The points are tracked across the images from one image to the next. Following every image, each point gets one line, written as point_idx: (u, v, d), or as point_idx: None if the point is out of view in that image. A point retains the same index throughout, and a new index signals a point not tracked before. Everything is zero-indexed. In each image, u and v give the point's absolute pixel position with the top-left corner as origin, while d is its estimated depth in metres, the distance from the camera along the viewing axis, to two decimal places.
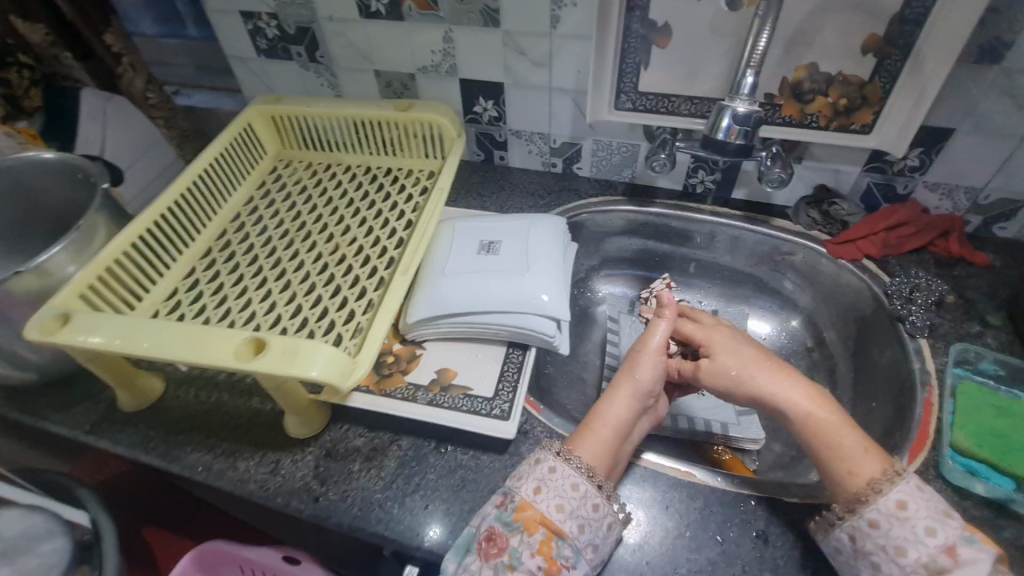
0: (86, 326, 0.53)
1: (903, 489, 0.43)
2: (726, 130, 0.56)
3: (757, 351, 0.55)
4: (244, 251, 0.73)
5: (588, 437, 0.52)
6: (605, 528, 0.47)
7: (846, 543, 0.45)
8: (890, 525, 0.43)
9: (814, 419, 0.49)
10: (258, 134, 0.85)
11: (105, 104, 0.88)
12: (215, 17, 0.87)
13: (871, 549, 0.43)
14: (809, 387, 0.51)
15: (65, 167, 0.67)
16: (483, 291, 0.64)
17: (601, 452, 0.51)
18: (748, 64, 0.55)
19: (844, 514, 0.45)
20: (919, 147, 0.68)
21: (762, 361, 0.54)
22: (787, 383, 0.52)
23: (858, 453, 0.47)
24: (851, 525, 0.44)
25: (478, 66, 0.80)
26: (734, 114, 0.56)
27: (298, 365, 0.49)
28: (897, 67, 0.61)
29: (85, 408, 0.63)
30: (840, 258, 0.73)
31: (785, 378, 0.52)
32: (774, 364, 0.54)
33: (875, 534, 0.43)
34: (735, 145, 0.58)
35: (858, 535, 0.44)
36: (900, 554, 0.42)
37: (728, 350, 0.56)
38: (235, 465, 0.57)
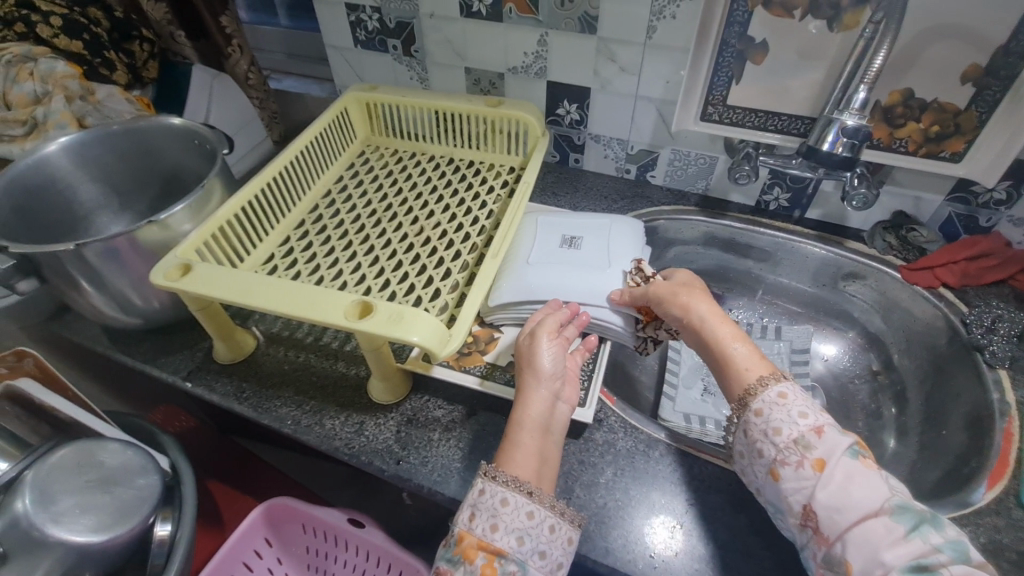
0: (205, 277, 0.57)
1: (786, 387, 0.50)
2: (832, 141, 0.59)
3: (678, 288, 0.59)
4: (334, 225, 0.78)
5: (511, 443, 0.50)
6: (548, 531, 0.47)
7: (744, 439, 0.50)
8: (771, 410, 0.49)
9: (722, 341, 0.54)
10: (352, 118, 0.89)
11: (213, 80, 0.93)
12: (321, 8, 0.93)
13: (757, 437, 0.49)
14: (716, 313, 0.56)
15: (184, 134, 0.71)
16: (565, 281, 0.67)
17: (526, 458, 0.49)
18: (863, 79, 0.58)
19: (739, 414, 0.51)
20: (1009, 180, 0.68)
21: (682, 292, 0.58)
22: (705, 307, 0.56)
23: (750, 360, 0.52)
24: (744, 420, 0.50)
25: (568, 70, 0.83)
26: (843, 127, 0.59)
27: (402, 330, 0.51)
28: (996, 98, 0.62)
29: (183, 356, 0.68)
30: (915, 284, 0.73)
31: (698, 303, 0.57)
32: (692, 293, 0.58)
33: (762, 421, 0.49)
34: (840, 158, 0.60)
35: (753, 429, 0.49)
36: (777, 433, 0.48)
37: (662, 287, 0.60)
38: (322, 423, 0.60)
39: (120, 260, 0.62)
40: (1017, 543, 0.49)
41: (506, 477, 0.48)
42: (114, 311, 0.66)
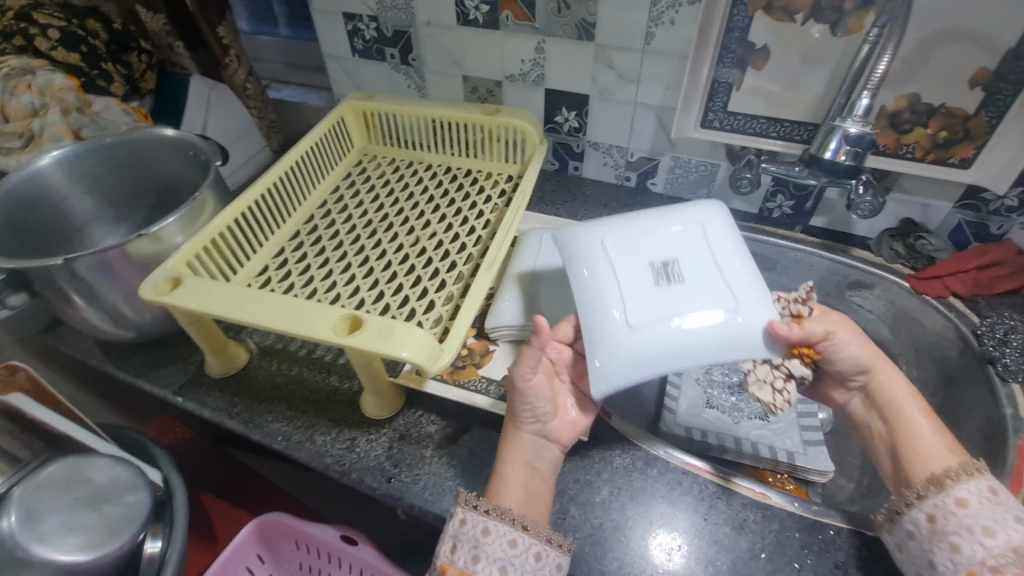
0: (195, 291, 0.56)
1: (988, 477, 0.46)
2: (833, 150, 0.61)
3: (879, 353, 0.54)
4: (329, 236, 0.77)
5: (498, 477, 0.50)
6: (533, 559, 0.46)
7: (923, 522, 0.46)
8: (979, 504, 0.44)
9: (914, 420, 0.51)
10: (348, 128, 0.89)
11: (210, 91, 0.93)
12: (318, 17, 0.93)
13: (953, 530, 0.44)
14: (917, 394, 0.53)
15: (178, 145, 0.71)
16: (690, 339, 0.50)
17: (512, 490, 0.49)
18: (865, 85, 0.57)
19: (926, 493, 0.46)
20: (1020, 186, 0.66)
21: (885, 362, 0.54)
22: (899, 381, 0.54)
23: (935, 442, 0.49)
24: (931, 503, 0.46)
25: (567, 77, 0.82)
26: (846, 134, 0.60)
27: (393, 345, 0.50)
28: (1007, 102, 0.60)
29: (175, 370, 0.67)
30: (924, 294, 0.71)
31: (905, 382, 0.54)
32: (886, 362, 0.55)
33: (964, 513, 0.44)
34: (843, 164, 0.62)
35: (939, 514, 0.45)
36: (987, 534, 0.43)
37: (847, 338, 0.53)
38: (313, 439, 0.59)
39: (110, 273, 0.61)
40: None
41: (488, 506, 0.47)
42: (106, 324, 0.66)
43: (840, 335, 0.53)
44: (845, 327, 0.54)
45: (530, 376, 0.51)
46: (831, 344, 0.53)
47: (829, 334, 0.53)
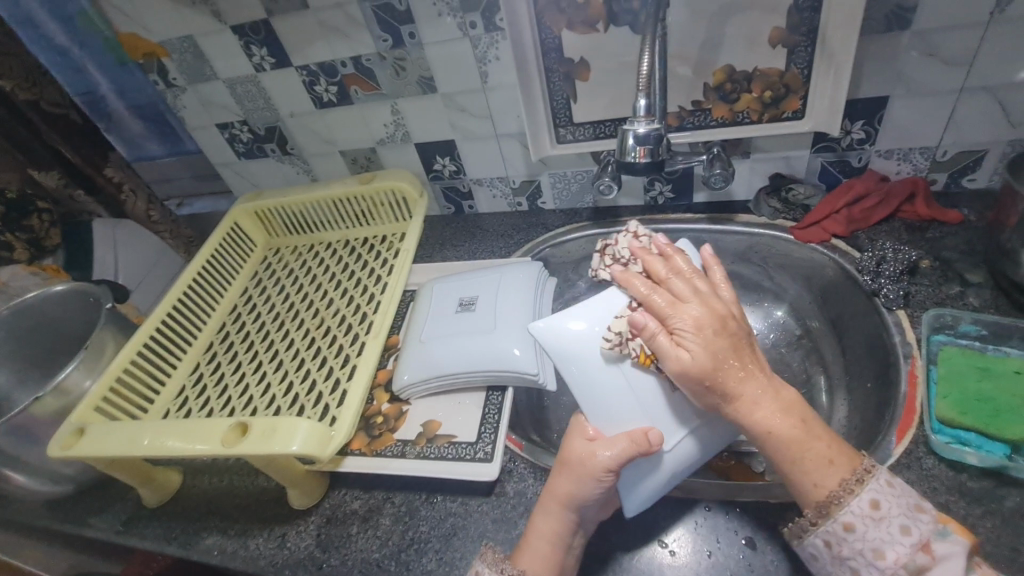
0: (99, 437, 0.60)
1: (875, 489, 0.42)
2: (632, 150, 0.59)
3: (739, 329, 0.48)
4: (241, 339, 0.80)
5: (525, 551, 0.50)
6: None
7: (822, 548, 0.43)
8: (865, 526, 0.41)
9: (790, 431, 0.45)
10: (245, 230, 0.92)
11: (114, 230, 1.03)
12: (196, 134, 0.97)
13: (848, 555, 0.42)
14: (779, 392, 0.47)
15: (77, 294, 0.78)
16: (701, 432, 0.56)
17: (541, 561, 0.48)
18: (639, 87, 0.57)
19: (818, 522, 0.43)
20: (860, 119, 0.68)
21: (731, 364, 0.46)
22: (757, 383, 0.47)
23: (829, 456, 0.44)
24: (825, 531, 0.42)
25: (429, 129, 0.85)
26: (636, 135, 0.58)
27: (278, 442, 0.53)
28: (809, 52, 0.63)
29: (117, 508, 0.69)
30: (808, 242, 0.72)
31: (773, 396, 0.46)
32: (754, 359, 0.48)
33: (853, 537, 0.42)
34: (644, 164, 0.60)
35: (833, 542, 0.42)
36: (879, 556, 0.41)
37: (697, 336, 0.47)
38: (246, 544, 0.60)
39: (30, 437, 0.64)
40: (932, 494, 0.47)
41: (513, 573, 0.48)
42: (42, 484, 0.68)
43: (693, 347, 0.47)
44: (704, 343, 0.47)
45: (608, 475, 0.50)
46: (678, 345, 0.48)
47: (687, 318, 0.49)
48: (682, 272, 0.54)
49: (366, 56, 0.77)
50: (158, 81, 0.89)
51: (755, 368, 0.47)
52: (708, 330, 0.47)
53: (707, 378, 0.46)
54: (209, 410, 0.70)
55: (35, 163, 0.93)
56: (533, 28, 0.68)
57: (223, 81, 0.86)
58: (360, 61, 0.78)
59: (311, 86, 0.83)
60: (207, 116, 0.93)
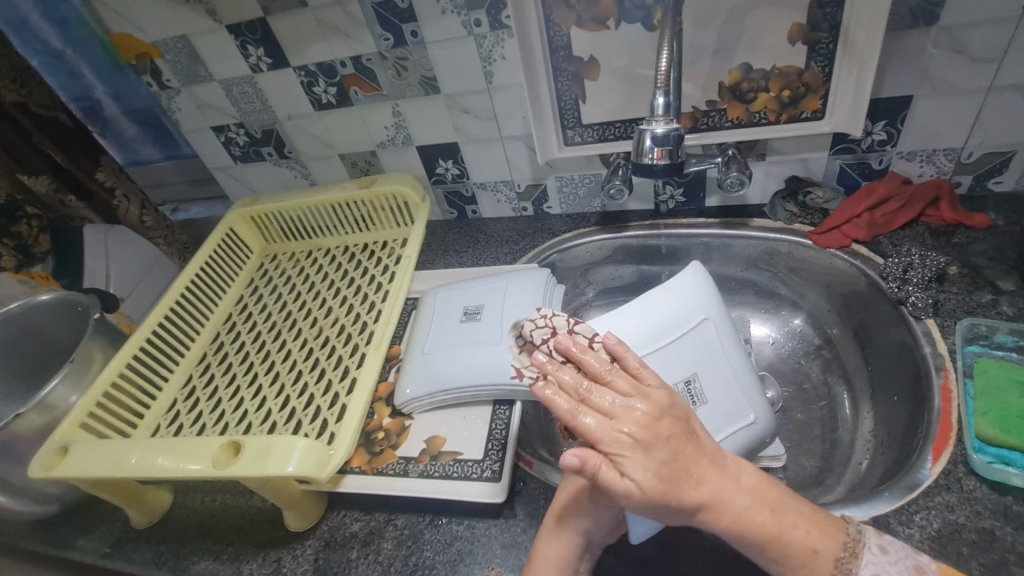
0: (83, 457, 0.57)
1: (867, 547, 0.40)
2: (649, 152, 0.56)
3: (681, 451, 0.36)
4: (236, 350, 0.76)
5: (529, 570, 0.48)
6: None
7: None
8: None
9: (766, 522, 0.40)
10: (241, 235, 0.89)
11: (106, 236, 0.99)
12: (191, 137, 0.94)
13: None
14: (727, 481, 0.39)
15: (65, 303, 0.76)
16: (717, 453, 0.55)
17: None
18: (658, 85, 0.55)
19: None
20: (881, 120, 0.65)
21: (685, 480, 0.36)
22: (716, 479, 0.38)
23: (813, 538, 0.41)
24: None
25: (431, 131, 0.82)
26: (654, 135, 0.55)
27: (273, 464, 0.50)
28: (830, 49, 0.60)
29: (104, 529, 0.66)
30: (827, 248, 0.69)
31: (738, 484, 0.39)
32: (701, 455, 0.38)
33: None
34: (663, 166, 0.58)
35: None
36: None
37: (646, 457, 0.35)
38: (239, 570, 0.57)
39: (13, 455, 0.61)
40: (975, 519, 0.44)
41: None
42: (24, 504, 0.64)
43: (641, 477, 0.34)
44: (650, 462, 0.35)
45: None
46: (624, 475, 0.34)
47: (631, 436, 0.35)
48: (615, 356, 0.39)
49: (367, 56, 0.74)
50: (151, 82, 0.86)
51: (709, 463, 0.38)
52: (664, 441, 0.35)
53: (662, 504, 0.35)
54: (201, 426, 0.67)
55: (25, 168, 0.88)
56: (540, 24, 0.65)
57: (218, 81, 0.83)
58: (361, 61, 0.75)
59: (310, 87, 0.80)
60: (201, 118, 0.90)
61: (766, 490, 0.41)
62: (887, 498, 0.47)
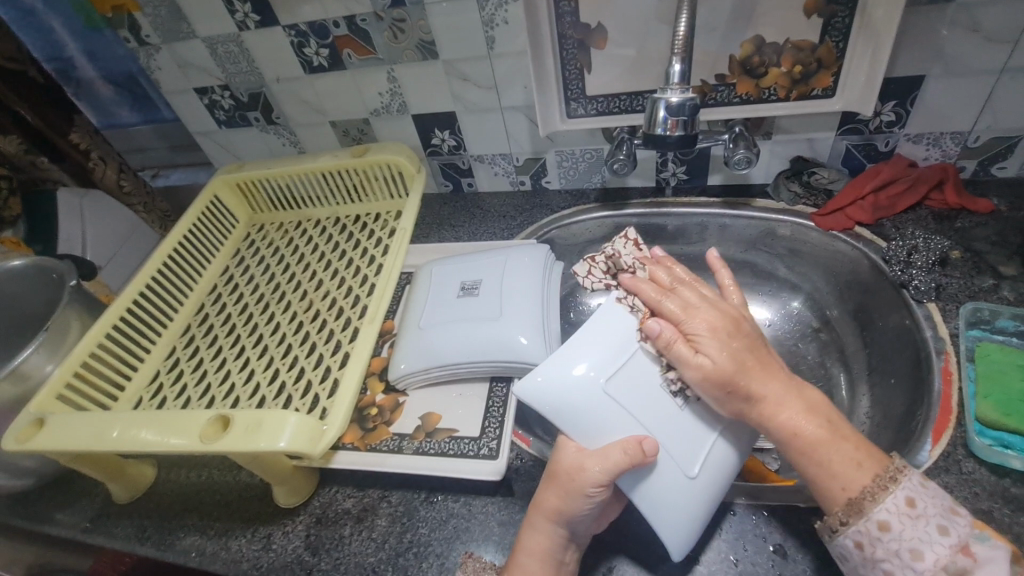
0: (58, 428, 0.54)
1: (909, 485, 0.40)
2: (662, 123, 0.55)
3: (749, 325, 0.49)
4: (221, 322, 0.74)
5: (521, 568, 0.46)
6: None
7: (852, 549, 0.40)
8: (901, 525, 0.39)
9: (814, 430, 0.43)
10: (225, 203, 0.85)
11: (82, 201, 0.94)
12: (172, 99, 0.89)
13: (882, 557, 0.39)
14: (785, 382, 0.46)
15: (37, 269, 0.72)
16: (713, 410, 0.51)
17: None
18: (674, 51, 0.53)
19: (847, 518, 0.40)
20: (891, 100, 0.64)
21: (750, 364, 0.45)
22: (780, 384, 0.45)
23: (846, 454, 0.42)
24: (856, 531, 0.40)
25: (428, 99, 0.79)
26: (668, 105, 0.54)
27: (264, 438, 0.48)
28: (846, 23, 0.58)
29: (84, 504, 0.63)
30: (829, 230, 0.68)
31: (798, 397, 0.45)
32: (769, 363, 0.46)
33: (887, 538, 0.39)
34: (676, 137, 0.56)
35: (866, 543, 0.40)
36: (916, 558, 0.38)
37: (715, 342, 0.46)
38: (227, 546, 0.55)
39: None
40: (974, 500, 0.45)
41: None
42: None
43: (712, 349, 0.46)
44: (724, 346, 0.46)
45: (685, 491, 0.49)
46: (698, 351, 0.46)
47: (699, 323, 0.47)
48: (687, 280, 0.53)
49: (362, 15, 0.70)
50: (129, 37, 0.81)
51: (768, 370, 0.46)
52: (724, 334, 0.47)
53: (729, 383, 0.45)
54: (186, 399, 0.65)
55: None
56: None
57: (202, 39, 0.78)
58: (355, 22, 0.71)
59: (300, 48, 0.76)
60: (184, 79, 0.85)
61: (822, 421, 0.44)
62: None
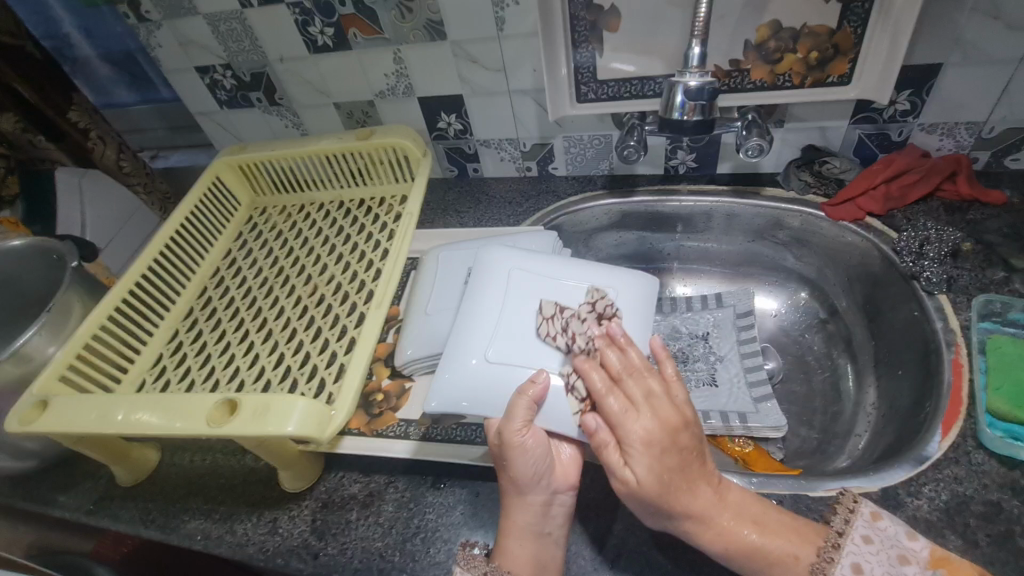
0: (62, 410, 0.54)
1: (849, 551, 0.42)
2: (680, 107, 0.54)
3: (690, 441, 0.45)
4: (224, 305, 0.73)
5: (507, 552, 0.46)
6: None
7: None
8: None
9: (748, 536, 0.43)
10: (228, 185, 0.84)
11: (81, 181, 0.92)
12: (172, 77, 0.87)
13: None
14: (711, 488, 0.45)
15: (39, 249, 0.71)
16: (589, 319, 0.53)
17: (519, 549, 0.46)
18: (694, 33, 0.52)
19: None
20: (908, 89, 0.63)
21: (676, 486, 0.44)
22: (704, 497, 0.44)
23: (789, 545, 0.43)
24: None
25: (434, 82, 0.77)
26: (687, 89, 0.53)
27: (272, 423, 0.48)
28: (865, 8, 0.57)
29: (88, 486, 0.63)
30: (840, 220, 0.68)
31: (722, 502, 0.45)
32: (700, 474, 0.45)
33: None
34: (693, 122, 0.55)
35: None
36: None
37: (643, 459, 0.44)
38: (233, 530, 0.55)
39: None
40: (982, 492, 0.45)
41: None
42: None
43: (637, 467, 0.44)
44: (651, 460, 0.44)
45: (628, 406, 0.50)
46: (626, 466, 0.44)
47: (635, 433, 0.45)
48: (638, 361, 0.49)
49: None
50: (128, 13, 0.79)
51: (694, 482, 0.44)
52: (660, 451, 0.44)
53: (653, 503, 0.43)
54: (189, 382, 0.64)
55: None
56: None
57: (203, 16, 0.76)
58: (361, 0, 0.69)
59: (304, 26, 0.74)
60: (184, 58, 0.83)
61: (755, 526, 0.44)
62: (896, 470, 0.47)
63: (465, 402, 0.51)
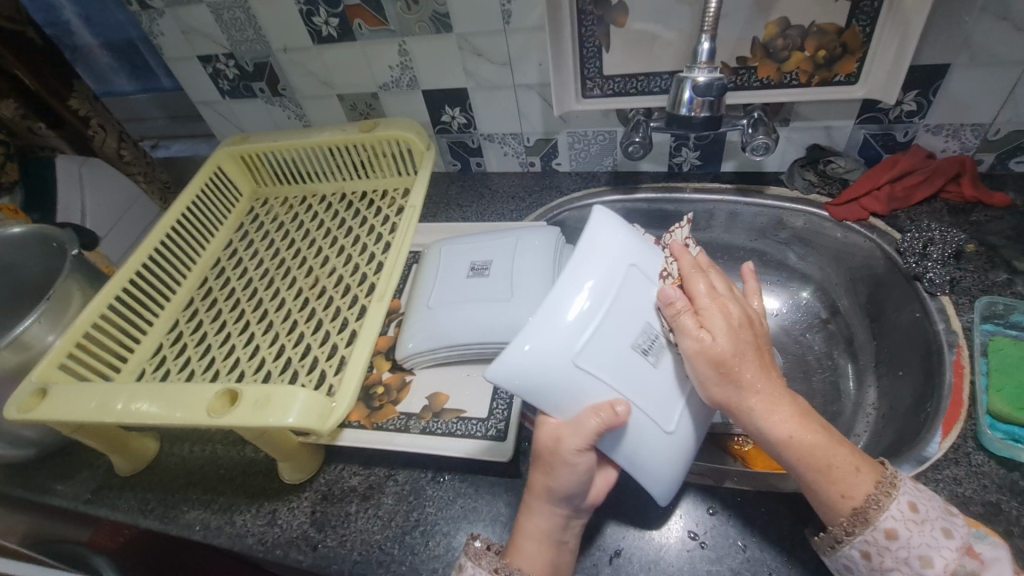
0: (62, 398, 0.53)
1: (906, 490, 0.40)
2: (688, 103, 0.54)
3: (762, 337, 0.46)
4: (225, 297, 0.73)
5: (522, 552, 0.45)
6: None
7: (858, 558, 0.40)
8: (908, 532, 0.39)
9: (813, 435, 0.42)
10: (229, 175, 0.84)
11: (80, 168, 0.92)
12: (175, 66, 0.86)
13: (891, 567, 0.39)
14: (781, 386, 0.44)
15: (39, 237, 0.70)
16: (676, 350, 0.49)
17: (535, 553, 0.45)
18: (703, 30, 0.52)
19: (852, 530, 0.40)
20: (914, 89, 0.63)
21: (752, 358, 0.43)
22: (775, 384, 0.44)
23: (849, 466, 0.41)
24: (862, 540, 0.39)
25: (439, 74, 0.77)
26: (695, 85, 0.53)
27: (273, 413, 0.47)
28: (874, 7, 0.57)
29: (86, 475, 0.63)
30: (844, 220, 0.68)
31: (792, 400, 0.43)
32: (771, 369, 0.45)
33: (895, 546, 0.39)
34: (701, 119, 0.55)
35: (873, 552, 0.39)
36: (926, 564, 0.38)
37: (723, 323, 0.44)
38: (232, 520, 0.55)
39: None
40: (982, 493, 0.45)
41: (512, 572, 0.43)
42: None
43: (716, 329, 0.44)
44: (732, 329, 0.44)
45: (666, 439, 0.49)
46: (703, 328, 0.44)
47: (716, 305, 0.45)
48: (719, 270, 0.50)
49: None
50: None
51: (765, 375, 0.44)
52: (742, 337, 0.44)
53: (726, 363, 0.43)
54: (190, 373, 0.64)
55: None
56: None
57: (206, 4, 0.76)
58: None
59: (309, 16, 0.74)
60: (187, 46, 0.82)
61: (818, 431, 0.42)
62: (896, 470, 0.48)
63: (525, 386, 0.43)
